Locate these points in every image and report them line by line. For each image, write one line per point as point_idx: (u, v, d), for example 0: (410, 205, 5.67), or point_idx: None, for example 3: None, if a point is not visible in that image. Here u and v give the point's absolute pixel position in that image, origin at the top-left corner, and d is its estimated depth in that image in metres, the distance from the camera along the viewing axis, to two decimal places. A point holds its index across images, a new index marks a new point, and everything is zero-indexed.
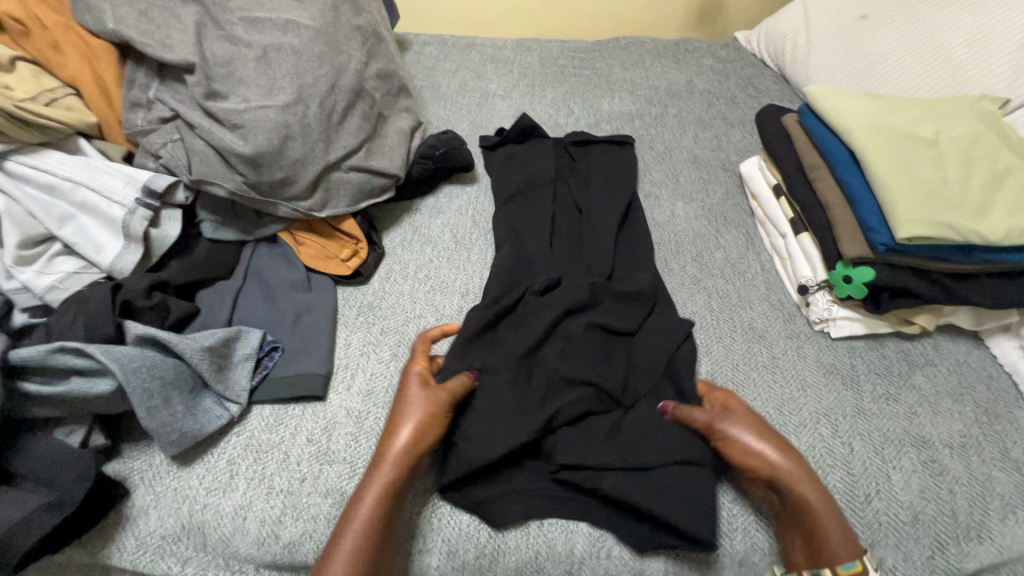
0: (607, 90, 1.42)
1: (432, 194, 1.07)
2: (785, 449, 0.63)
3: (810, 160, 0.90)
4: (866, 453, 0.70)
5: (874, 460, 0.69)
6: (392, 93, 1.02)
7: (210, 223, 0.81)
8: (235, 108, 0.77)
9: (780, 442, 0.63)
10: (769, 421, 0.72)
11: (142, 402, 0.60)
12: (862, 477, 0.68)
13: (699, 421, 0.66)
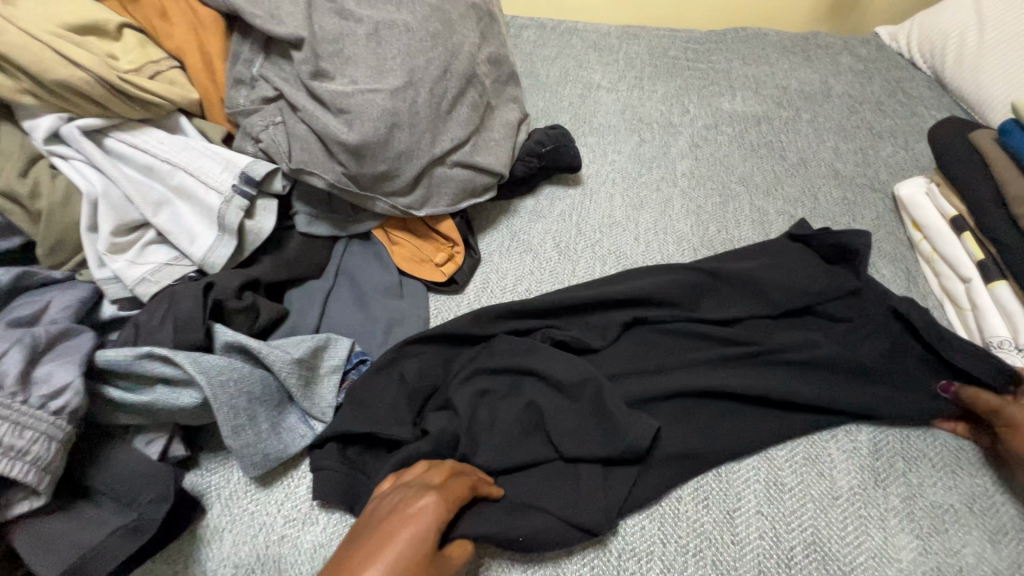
0: (727, 87, 1.26)
1: (532, 195, 0.97)
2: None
3: (1017, 192, 0.73)
4: None
5: None
6: (501, 81, 0.92)
7: (303, 215, 0.73)
8: (342, 91, 0.70)
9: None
10: (862, 459, 0.62)
11: (228, 420, 0.54)
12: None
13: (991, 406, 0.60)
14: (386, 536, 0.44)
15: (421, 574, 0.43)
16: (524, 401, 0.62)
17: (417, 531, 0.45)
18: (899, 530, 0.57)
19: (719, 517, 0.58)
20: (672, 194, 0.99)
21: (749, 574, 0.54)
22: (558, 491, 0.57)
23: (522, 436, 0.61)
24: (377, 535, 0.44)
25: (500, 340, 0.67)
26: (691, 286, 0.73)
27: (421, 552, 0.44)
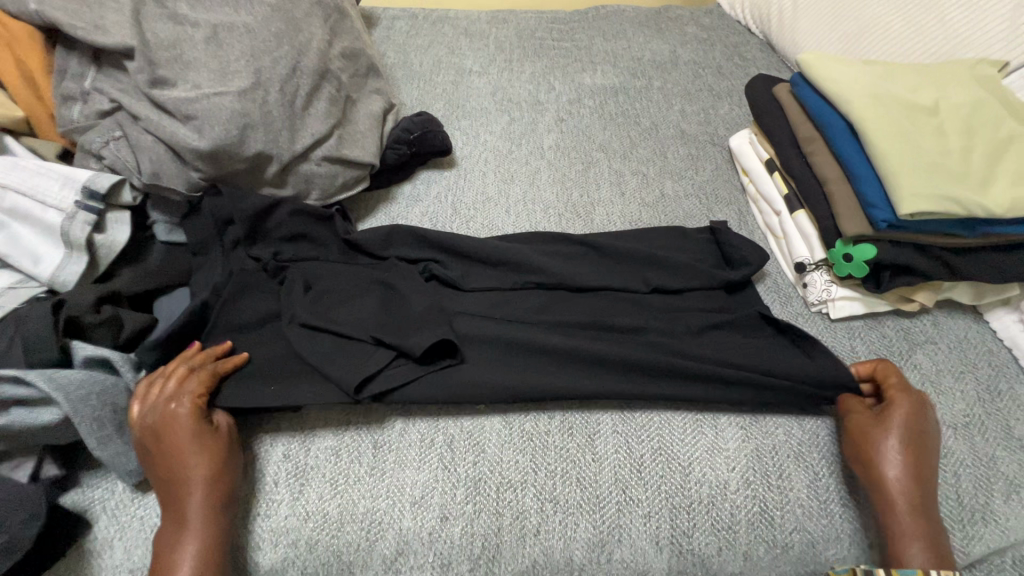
0: (588, 63, 1.34)
1: (409, 181, 1.01)
2: (903, 436, 0.62)
3: (805, 133, 0.85)
4: None
5: None
6: (360, 74, 0.94)
7: (163, 224, 0.73)
8: (185, 97, 0.70)
9: (910, 452, 0.61)
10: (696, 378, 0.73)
11: (92, 433, 0.56)
12: None
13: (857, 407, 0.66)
14: (172, 503, 0.56)
15: (209, 484, 0.57)
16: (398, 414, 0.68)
17: (170, 438, 0.58)
18: (726, 425, 0.69)
19: (582, 441, 0.67)
20: (540, 166, 1.07)
21: (608, 484, 0.64)
22: (455, 426, 0.68)
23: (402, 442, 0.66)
24: (166, 452, 0.57)
25: (303, 333, 0.69)
26: (535, 305, 0.78)
27: (205, 458, 0.57)
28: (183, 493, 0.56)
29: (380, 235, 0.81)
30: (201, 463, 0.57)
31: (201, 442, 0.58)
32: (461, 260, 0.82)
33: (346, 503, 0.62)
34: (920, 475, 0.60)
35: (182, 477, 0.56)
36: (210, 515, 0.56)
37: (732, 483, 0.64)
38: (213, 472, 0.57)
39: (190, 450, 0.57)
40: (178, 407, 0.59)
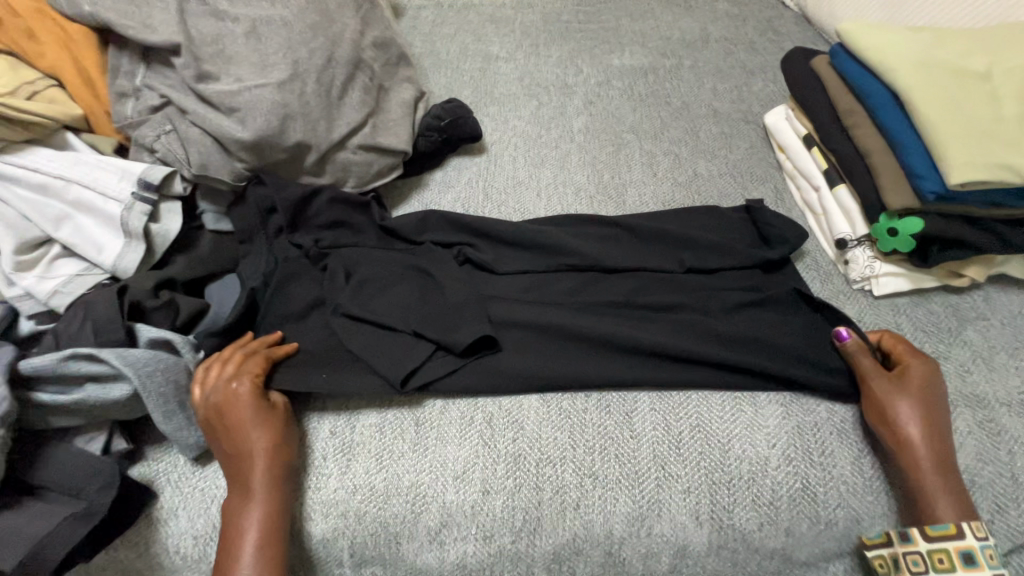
0: (615, 45, 1.32)
1: (440, 168, 1.02)
2: (916, 400, 0.63)
3: (846, 105, 0.82)
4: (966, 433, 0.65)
5: (975, 439, 0.64)
6: (391, 63, 0.95)
7: (211, 214, 0.77)
8: (229, 90, 0.73)
9: (923, 418, 0.62)
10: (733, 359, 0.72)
11: (159, 407, 0.60)
12: (982, 448, 0.64)
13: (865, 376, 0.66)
14: (236, 474, 0.59)
15: (271, 457, 0.60)
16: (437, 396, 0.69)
17: (232, 414, 0.61)
18: (767, 403, 0.68)
19: (620, 419, 0.67)
20: (570, 150, 1.06)
21: (647, 460, 0.64)
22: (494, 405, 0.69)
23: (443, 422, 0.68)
24: (229, 424, 0.61)
25: (348, 321, 0.72)
26: (569, 288, 0.79)
27: (267, 432, 0.61)
28: (245, 461, 0.60)
29: (415, 222, 0.83)
30: (263, 436, 0.60)
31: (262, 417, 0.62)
32: (495, 245, 0.83)
33: (392, 476, 0.64)
34: (931, 436, 0.61)
35: (243, 449, 0.60)
36: (271, 484, 0.59)
37: (774, 459, 0.64)
38: (274, 446, 0.61)
39: (251, 425, 0.61)
40: (239, 386, 0.62)
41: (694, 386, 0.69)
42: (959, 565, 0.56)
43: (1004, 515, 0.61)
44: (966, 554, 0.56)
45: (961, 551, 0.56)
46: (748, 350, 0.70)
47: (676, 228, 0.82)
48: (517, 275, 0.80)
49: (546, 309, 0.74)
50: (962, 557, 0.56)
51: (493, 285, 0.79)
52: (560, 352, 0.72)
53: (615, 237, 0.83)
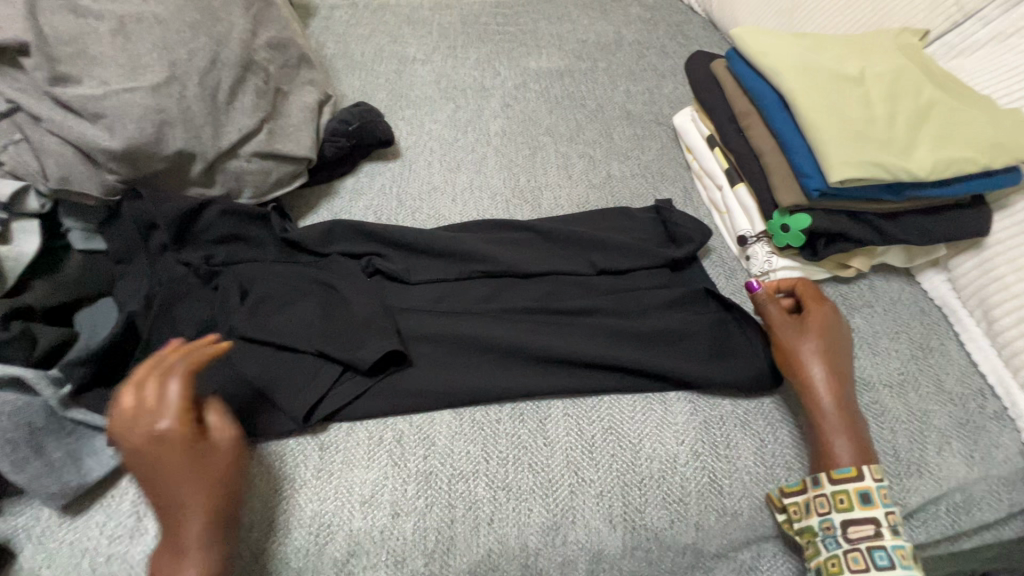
0: (532, 47, 1.31)
1: (351, 174, 0.98)
2: (819, 348, 0.67)
3: (741, 107, 0.86)
4: None
5: (862, 421, 0.69)
6: (290, 65, 0.90)
7: (78, 232, 0.69)
8: (92, 94, 0.66)
9: (824, 360, 0.66)
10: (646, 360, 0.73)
11: (4, 455, 0.53)
12: (868, 428, 0.68)
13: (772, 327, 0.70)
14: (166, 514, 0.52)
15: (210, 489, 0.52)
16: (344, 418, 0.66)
17: (158, 456, 0.52)
18: (675, 400, 0.70)
19: (533, 427, 0.67)
20: (486, 153, 1.05)
21: (560, 467, 0.64)
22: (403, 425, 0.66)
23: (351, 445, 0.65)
24: (151, 466, 0.52)
25: (244, 345, 0.67)
26: (484, 295, 0.77)
27: (200, 464, 0.53)
28: (174, 509, 0.52)
29: (319, 233, 0.78)
30: (200, 470, 0.52)
31: (194, 446, 0.53)
32: (405, 254, 0.80)
33: (294, 508, 0.60)
34: (837, 381, 0.65)
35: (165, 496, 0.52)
36: (212, 526, 0.52)
37: (683, 455, 0.65)
38: (213, 476, 0.53)
39: (183, 469, 0.52)
40: (160, 419, 0.53)
41: (604, 390, 0.69)
42: (858, 505, 0.59)
43: (891, 492, 0.65)
44: (864, 493, 0.59)
45: (860, 491, 0.59)
46: (654, 352, 0.72)
47: (588, 229, 0.82)
48: (430, 284, 0.77)
49: (460, 318, 0.72)
50: (861, 497, 0.59)
51: (405, 297, 0.76)
52: (473, 364, 0.70)
53: (529, 242, 0.82)
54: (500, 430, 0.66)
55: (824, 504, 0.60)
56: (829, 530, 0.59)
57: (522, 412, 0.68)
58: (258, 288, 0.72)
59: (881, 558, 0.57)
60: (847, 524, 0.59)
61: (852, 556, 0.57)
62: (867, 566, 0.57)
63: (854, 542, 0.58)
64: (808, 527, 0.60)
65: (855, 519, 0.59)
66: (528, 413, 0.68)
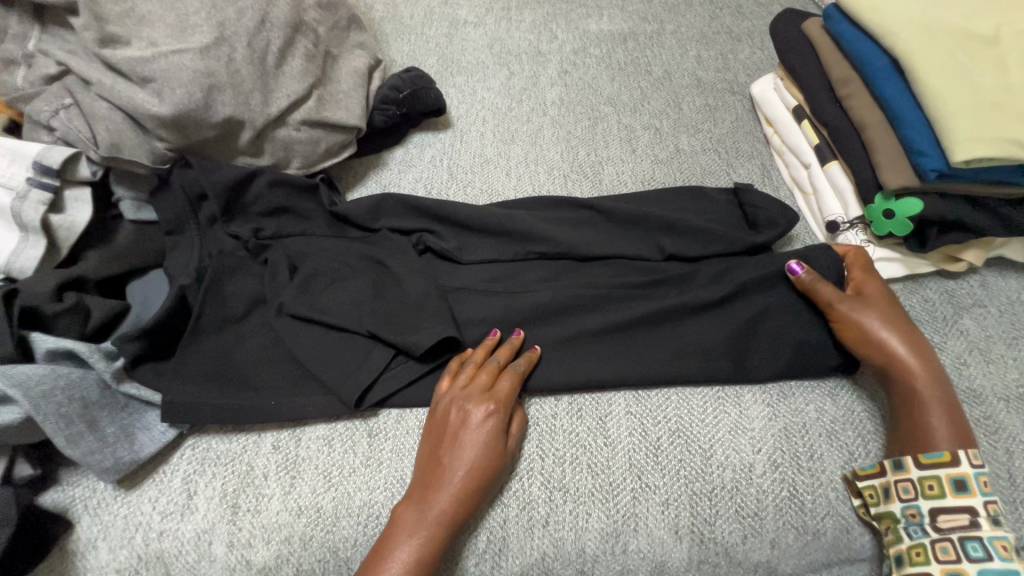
0: (593, 6, 1.19)
1: (401, 145, 0.93)
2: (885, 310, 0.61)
3: (839, 73, 0.75)
4: None
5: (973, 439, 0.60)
6: (341, 26, 0.84)
7: (130, 201, 0.67)
8: (140, 57, 0.63)
9: (904, 328, 0.60)
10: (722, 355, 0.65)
11: (60, 430, 0.52)
12: (978, 447, 0.60)
13: (823, 295, 0.63)
14: (435, 491, 0.54)
15: (486, 479, 0.55)
16: (396, 405, 0.63)
17: (471, 435, 0.56)
18: (751, 403, 0.63)
19: (593, 424, 0.62)
20: (543, 124, 0.98)
21: (621, 469, 0.59)
22: None
23: (403, 432, 0.62)
24: (448, 446, 0.56)
25: (293, 324, 0.64)
26: (541, 278, 0.72)
27: (486, 454, 0.55)
28: (447, 485, 0.54)
29: (369, 206, 0.74)
30: (481, 460, 0.55)
31: (492, 436, 0.56)
32: (458, 231, 0.74)
33: (343, 496, 0.58)
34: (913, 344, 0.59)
35: (450, 470, 0.54)
36: (458, 513, 0.53)
37: (759, 465, 0.59)
38: (493, 467, 0.55)
39: (475, 455, 0.55)
40: (488, 406, 0.57)
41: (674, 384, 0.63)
42: (951, 493, 0.53)
43: (1004, 520, 0.57)
44: (958, 480, 0.53)
45: (954, 477, 0.53)
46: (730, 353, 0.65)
47: (657, 210, 0.75)
48: (484, 265, 0.72)
49: (516, 303, 0.68)
50: (954, 485, 0.53)
51: (457, 277, 0.71)
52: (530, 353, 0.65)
53: (588, 223, 0.76)
54: (559, 425, 0.62)
55: (908, 490, 0.54)
56: (913, 517, 0.54)
57: (582, 407, 0.63)
58: (308, 263, 0.69)
59: (976, 549, 0.50)
60: (936, 512, 0.53)
61: (940, 547, 0.51)
62: (958, 556, 0.50)
63: (944, 531, 0.52)
64: (889, 514, 0.54)
65: (947, 507, 0.52)
66: (588, 408, 0.63)
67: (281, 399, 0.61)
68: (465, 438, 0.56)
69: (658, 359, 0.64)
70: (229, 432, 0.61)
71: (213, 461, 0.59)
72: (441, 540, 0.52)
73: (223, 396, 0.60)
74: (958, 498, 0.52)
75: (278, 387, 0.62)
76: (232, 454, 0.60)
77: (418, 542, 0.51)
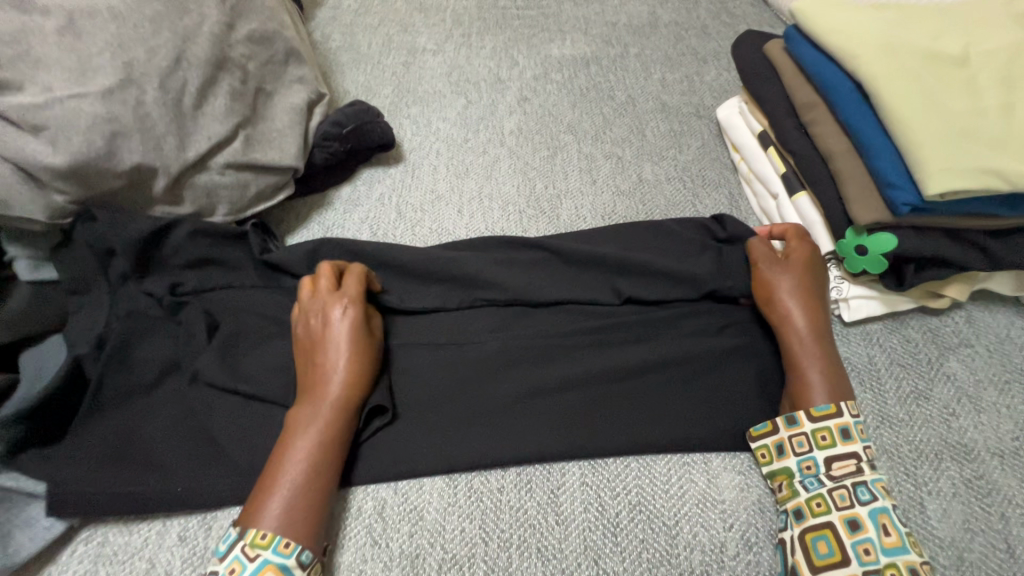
0: (555, 31, 1.15)
1: (347, 182, 0.87)
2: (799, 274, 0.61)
3: (803, 97, 0.70)
4: (957, 495, 0.54)
5: (967, 504, 0.54)
6: (276, 61, 0.79)
7: (25, 261, 0.60)
8: (32, 103, 0.57)
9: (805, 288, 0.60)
10: (687, 410, 0.59)
11: None
12: (974, 514, 0.53)
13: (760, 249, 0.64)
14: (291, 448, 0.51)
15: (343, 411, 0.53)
16: None
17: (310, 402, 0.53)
18: (721, 470, 0.58)
19: (544, 499, 0.56)
20: (499, 155, 0.92)
21: (574, 553, 0.53)
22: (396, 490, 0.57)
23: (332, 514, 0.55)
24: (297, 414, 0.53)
25: (207, 394, 0.58)
26: (488, 329, 0.65)
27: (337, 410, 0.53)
28: (302, 440, 0.51)
29: (298, 252, 0.68)
30: (328, 417, 0.53)
31: (339, 395, 0.54)
32: (399, 278, 0.68)
33: None
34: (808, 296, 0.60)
35: (302, 433, 0.52)
36: (324, 462, 0.51)
37: (731, 543, 0.54)
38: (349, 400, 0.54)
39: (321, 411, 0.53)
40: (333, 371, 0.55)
41: (633, 450, 0.58)
42: (848, 536, 0.48)
43: None
44: (852, 520, 0.48)
45: (847, 518, 0.49)
46: (691, 411, 0.59)
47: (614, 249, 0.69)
48: (427, 314, 0.66)
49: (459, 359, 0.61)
50: (849, 526, 0.48)
51: (398, 330, 0.65)
52: (472, 416, 0.59)
53: (541, 265, 0.69)
54: (509, 502, 0.56)
55: (825, 556, 0.48)
56: (810, 470, 0.53)
57: (533, 481, 0.57)
58: (230, 321, 0.62)
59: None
60: (831, 461, 0.52)
61: None
62: (852, 503, 0.49)
63: (838, 479, 0.51)
64: (784, 469, 0.54)
65: (857, 561, 0.47)
66: (539, 480, 0.57)
67: (188, 483, 0.54)
68: (310, 400, 0.53)
69: (617, 422, 0.58)
70: (129, 523, 0.54)
71: (108, 559, 0.52)
72: (314, 478, 0.50)
73: (121, 482, 0.53)
74: (862, 536, 0.48)
75: (184, 468, 0.54)
76: (131, 549, 0.53)
77: (286, 494, 0.49)
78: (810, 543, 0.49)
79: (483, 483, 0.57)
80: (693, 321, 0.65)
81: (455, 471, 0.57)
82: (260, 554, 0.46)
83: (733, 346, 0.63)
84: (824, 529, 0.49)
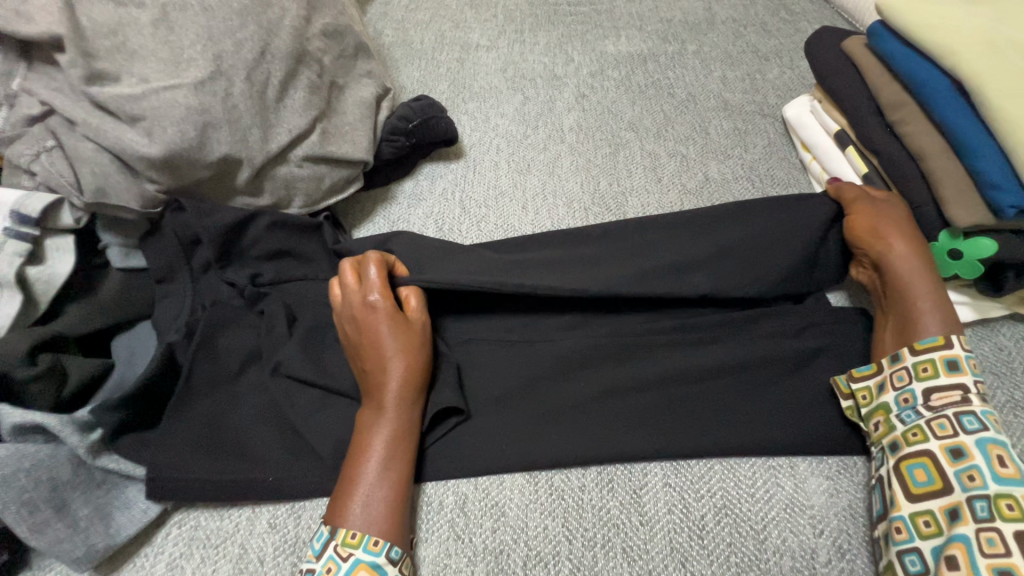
0: (610, 27, 1.14)
1: (410, 176, 0.88)
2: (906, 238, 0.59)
3: (889, 95, 0.68)
4: None
5: None
6: (347, 55, 0.80)
7: (117, 248, 0.62)
8: (130, 94, 0.59)
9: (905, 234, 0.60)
10: (773, 414, 0.58)
11: (22, 520, 0.47)
12: None
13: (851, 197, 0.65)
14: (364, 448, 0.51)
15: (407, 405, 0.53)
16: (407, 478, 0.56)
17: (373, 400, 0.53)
18: (808, 474, 0.57)
19: (626, 499, 0.55)
20: (560, 152, 0.92)
21: (661, 556, 0.52)
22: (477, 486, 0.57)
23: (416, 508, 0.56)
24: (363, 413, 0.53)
25: (291, 384, 0.58)
26: (564, 325, 0.65)
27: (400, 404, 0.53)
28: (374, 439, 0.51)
29: (374, 245, 0.68)
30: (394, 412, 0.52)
31: (398, 389, 0.53)
32: None
33: None
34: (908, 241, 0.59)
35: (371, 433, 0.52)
36: (396, 458, 0.51)
37: (823, 552, 0.52)
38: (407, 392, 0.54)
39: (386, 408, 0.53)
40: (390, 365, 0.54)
41: (717, 453, 0.57)
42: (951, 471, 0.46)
43: None
44: (955, 449, 0.47)
45: (947, 509, 0.45)
46: (778, 414, 0.58)
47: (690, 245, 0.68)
48: (501, 309, 0.66)
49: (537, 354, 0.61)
50: (948, 515, 0.45)
51: (474, 325, 0.65)
52: (554, 413, 0.58)
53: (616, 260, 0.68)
54: (591, 500, 0.55)
55: (924, 517, 0.46)
56: (907, 402, 0.51)
57: (614, 480, 0.56)
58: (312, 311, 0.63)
59: (982, 510, 0.43)
60: (930, 392, 0.51)
61: (985, 539, 0.42)
62: (954, 431, 0.48)
63: (938, 409, 0.50)
64: (881, 406, 0.53)
65: (956, 502, 0.45)
66: (621, 479, 0.57)
67: (278, 471, 0.54)
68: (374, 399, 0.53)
69: (701, 423, 0.57)
70: (220, 509, 0.55)
71: (201, 543, 0.53)
72: (391, 474, 0.50)
73: (214, 467, 0.54)
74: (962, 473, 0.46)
75: (274, 456, 0.55)
76: (223, 534, 0.53)
77: (367, 491, 0.49)
78: (906, 472, 0.49)
79: (563, 481, 0.57)
80: (774, 323, 0.63)
81: (536, 468, 0.57)
82: (351, 554, 0.47)
83: (818, 350, 0.61)
84: (921, 461, 0.48)
